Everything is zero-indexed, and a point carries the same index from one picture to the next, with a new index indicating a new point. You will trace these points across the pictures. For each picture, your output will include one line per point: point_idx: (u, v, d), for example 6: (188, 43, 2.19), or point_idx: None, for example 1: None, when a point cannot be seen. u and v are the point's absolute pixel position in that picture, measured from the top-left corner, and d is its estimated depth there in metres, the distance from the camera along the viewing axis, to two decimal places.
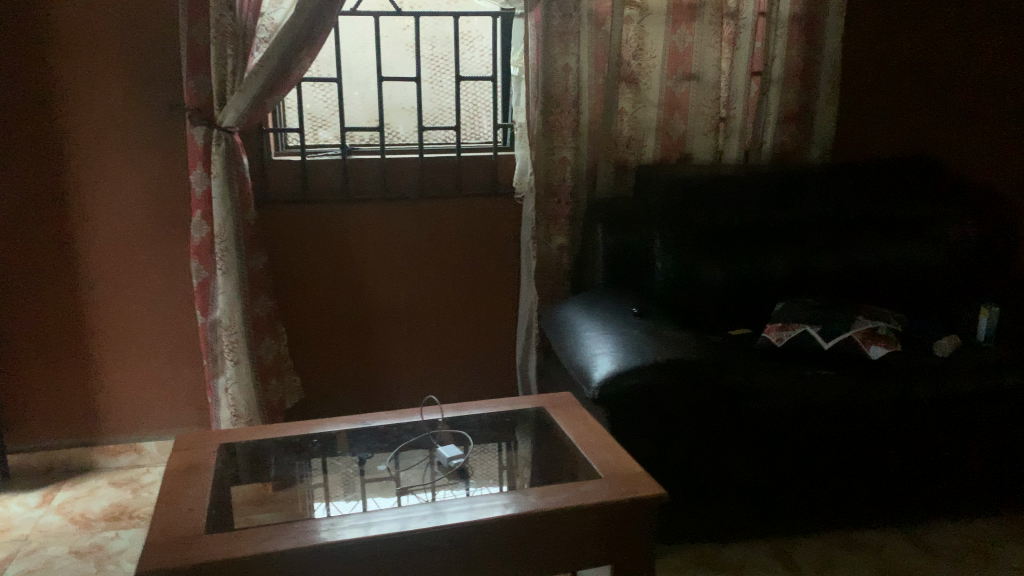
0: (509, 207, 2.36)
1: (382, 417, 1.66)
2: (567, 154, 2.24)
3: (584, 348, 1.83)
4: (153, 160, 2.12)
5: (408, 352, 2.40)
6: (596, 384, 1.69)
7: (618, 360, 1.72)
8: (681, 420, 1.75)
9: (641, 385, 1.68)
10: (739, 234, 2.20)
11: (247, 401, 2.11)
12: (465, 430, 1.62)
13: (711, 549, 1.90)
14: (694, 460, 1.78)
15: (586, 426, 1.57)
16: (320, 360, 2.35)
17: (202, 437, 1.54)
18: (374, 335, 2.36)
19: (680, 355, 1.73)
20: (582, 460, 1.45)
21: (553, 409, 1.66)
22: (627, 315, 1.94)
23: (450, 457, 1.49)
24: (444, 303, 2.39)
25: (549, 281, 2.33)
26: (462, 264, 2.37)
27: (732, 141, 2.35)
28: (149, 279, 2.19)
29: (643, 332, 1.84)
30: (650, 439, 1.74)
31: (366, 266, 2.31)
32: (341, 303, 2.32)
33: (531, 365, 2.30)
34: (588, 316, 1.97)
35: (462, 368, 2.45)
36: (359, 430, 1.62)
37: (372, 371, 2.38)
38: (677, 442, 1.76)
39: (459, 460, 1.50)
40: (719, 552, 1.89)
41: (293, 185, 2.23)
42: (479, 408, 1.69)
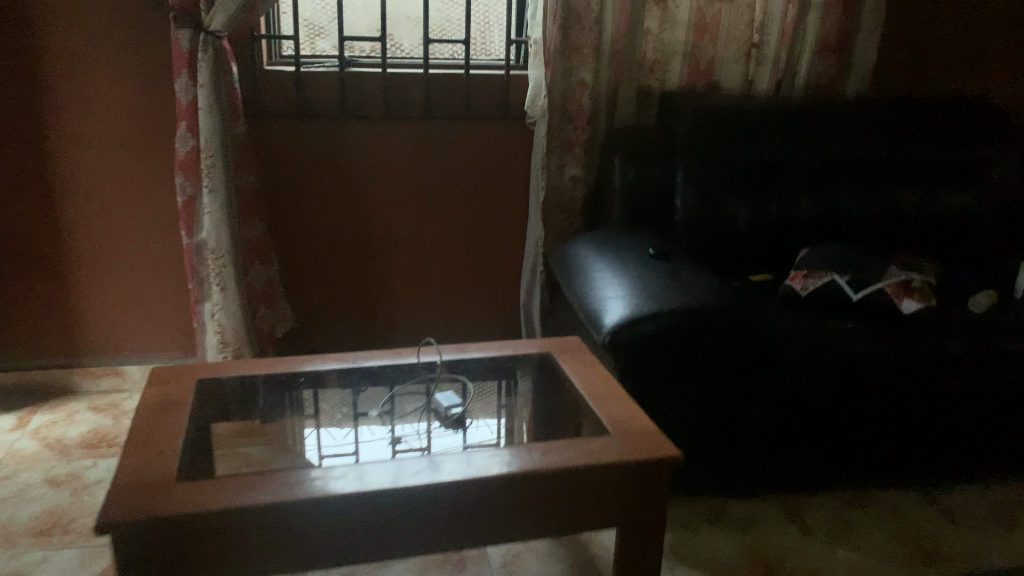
0: (520, 132, 2.19)
1: (375, 353, 1.53)
2: (586, 77, 2.07)
3: (597, 291, 1.71)
4: (133, 64, 1.94)
5: (407, 283, 2.27)
6: (607, 329, 1.57)
7: (633, 305, 1.60)
8: (695, 369, 1.64)
9: (657, 332, 1.56)
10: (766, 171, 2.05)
11: (234, 329, 1.99)
12: (465, 375, 1.51)
13: (718, 502, 1.81)
14: (708, 412, 1.68)
15: (596, 373, 1.46)
16: (315, 288, 2.23)
17: (181, 370, 1.42)
18: (371, 265, 2.23)
19: (700, 302, 1.61)
20: (591, 413, 1.34)
21: (562, 353, 1.54)
22: (643, 255, 1.81)
23: (449, 405, 1.38)
24: (447, 234, 2.25)
25: (560, 212, 2.19)
26: (467, 192, 2.22)
27: (764, 70, 2.18)
28: (132, 194, 2.03)
29: (660, 275, 1.71)
30: (662, 389, 1.64)
31: (365, 191, 2.16)
32: (339, 229, 2.18)
33: (535, 302, 2.20)
34: (602, 256, 1.84)
35: (464, 302, 2.32)
36: (349, 369, 1.47)
37: (370, 302, 2.26)
38: (690, 393, 1.65)
39: (457, 409, 1.38)
40: (727, 505, 1.80)
41: (288, 99, 2.04)
42: (482, 350, 1.56)
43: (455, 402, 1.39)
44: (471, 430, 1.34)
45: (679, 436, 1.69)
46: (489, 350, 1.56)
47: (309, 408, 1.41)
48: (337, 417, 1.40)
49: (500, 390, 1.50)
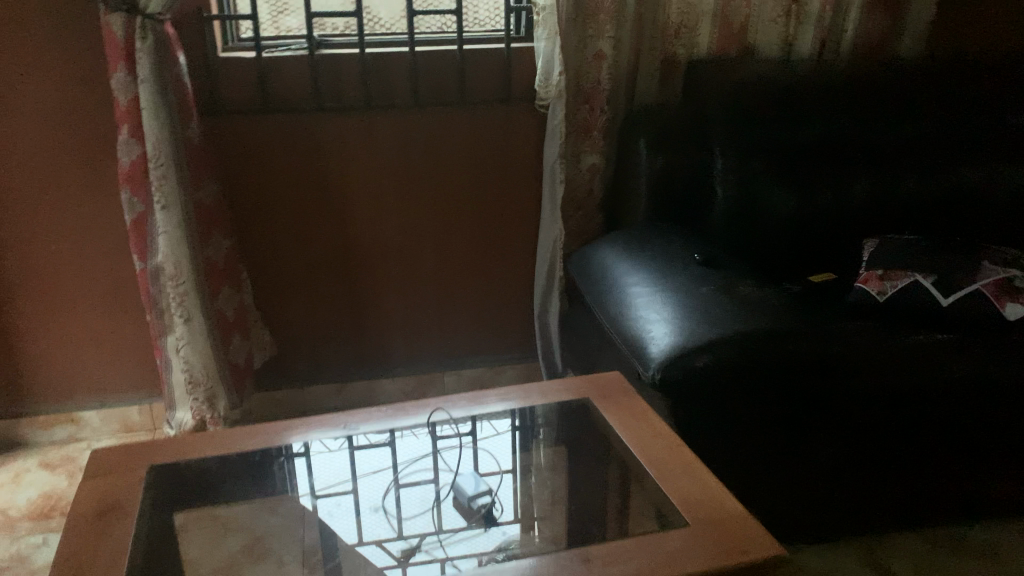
0: (526, 117, 1.87)
1: (372, 412, 1.22)
2: (604, 47, 1.74)
3: (635, 310, 1.42)
4: (58, 55, 1.59)
5: (401, 300, 1.97)
6: (654, 364, 1.28)
7: (686, 333, 1.30)
8: (760, 411, 1.34)
9: (717, 367, 1.27)
10: (818, 152, 1.74)
11: (203, 366, 1.72)
12: (486, 443, 1.22)
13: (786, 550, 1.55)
14: (779, 454, 1.39)
15: (648, 426, 1.16)
16: (297, 310, 1.92)
17: (130, 455, 1.11)
18: (359, 280, 1.92)
19: (765, 325, 1.31)
20: (654, 487, 1.05)
21: (604, 398, 1.24)
22: (685, 262, 1.51)
23: (474, 494, 1.13)
24: (445, 240, 1.94)
25: (576, 209, 1.89)
26: (467, 189, 1.91)
27: (807, 29, 1.86)
28: (72, 213, 1.70)
29: (713, 289, 1.41)
30: (721, 435, 1.35)
31: (347, 195, 1.84)
32: (319, 241, 1.86)
33: (552, 314, 1.92)
34: (638, 265, 1.54)
35: (468, 316, 2.03)
36: (341, 441, 1.16)
37: (362, 322, 1.96)
38: (753, 436, 1.37)
39: (485, 499, 1.12)
40: (797, 554, 1.54)
41: (250, 91, 1.71)
42: (501, 399, 1.25)
43: (484, 487, 1.15)
44: (501, 526, 1.08)
45: (739, 483, 1.41)
46: (512, 397, 1.25)
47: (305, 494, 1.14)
48: (332, 506, 1.13)
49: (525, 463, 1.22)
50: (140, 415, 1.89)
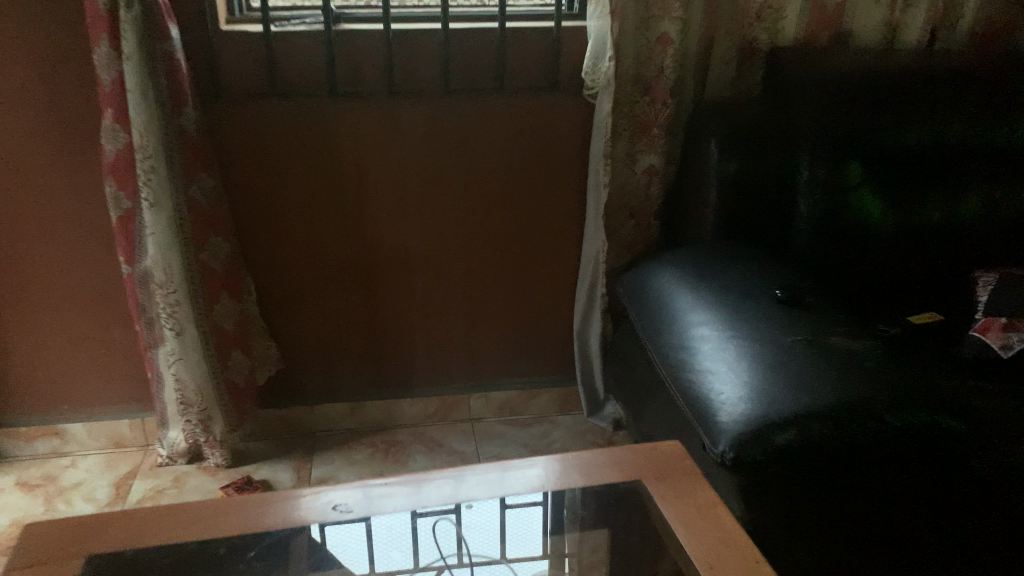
0: (575, 109, 1.60)
1: (374, 485, 0.99)
2: (671, 30, 1.46)
3: (699, 361, 1.16)
4: (29, 25, 1.35)
5: (424, 313, 1.73)
6: (725, 438, 1.03)
7: (767, 402, 1.04)
8: (851, 495, 1.09)
9: (804, 446, 1.01)
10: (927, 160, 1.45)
11: (197, 386, 1.53)
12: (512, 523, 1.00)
13: None
14: (864, 538, 1.15)
15: (718, 530, 0.92)
16: (308, 321, 1.69)
17: (68, 539, 0.90)
18: (377, 290, 1.69)
19: (866, 394, 1.05)
20: None
21: (662, 482, 0.99)
22: (763, 300, 1.24)
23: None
24: (477, 247, 1.69)
25: (629, 217, 1.63)
26: (504, 190, 1.65)
27: (916, 13, 1.56)
28: (50, 209, 1.49)
29: (799, 339, 1.15)
30: (801, 521, 1.10)
31: (366, 195, 1.60)
32: (334, 244, 1.63)
33: (593, 332, 1.67)
34: (704, 299, 1.28)
35: (500, 331, 1.79)
36: (341, 529, 0.94)
37: (381, 335, 1.73)
38: (840, 522, 1.12)
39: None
40: None
41: (255, 71, 1.46)
42: (541, 473, 1.01)
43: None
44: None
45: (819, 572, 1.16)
46: (543, 471, 1.01)
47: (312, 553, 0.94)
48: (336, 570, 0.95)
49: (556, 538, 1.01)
50: (129, 430, 1.69)
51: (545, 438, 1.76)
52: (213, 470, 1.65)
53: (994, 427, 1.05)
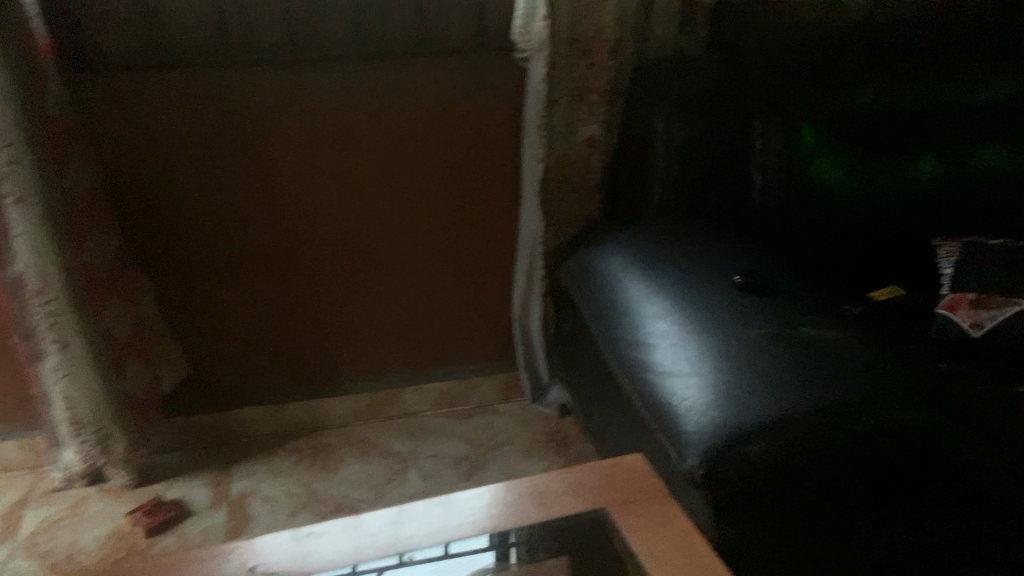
0: (505, 75, 1.45)
1: (305, 535, 0.86)
2: None
3: (658, 362, 1.05)
4: None
5: (348, 304, 1.58)
6: (695, 452, 0.93)
7: (734, 408, 0.95)
8: (835, 511, 0.98)
9: (778, 457, 0.92)
10: (896, 126, 1.32)
11: (91, 402, 1.35)
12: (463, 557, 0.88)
13: None
14: (852, 550, 1.04)
15: (695, 564, 0.82)
16: (218, 320, 1.52)
17: None
18: (294, 282, 1.52)
19: (840, 395, 0.96)
20: None
21: (627, 508, 0.89)
22: (722, 289, 1.14)
23: None
24: (404, 231, 1.54)
25: (568, 191, 1.50)
26: (429, 166, 1.49)
27: None
28: None
29: (765, 334, 1.05)
30: (782, 544, 0.99)
31: (276, 179, 1.42)
32: (242, 235, 1.45)
33: (534, 316, 1.55)
34: (659, 286, 1.16)
35: (432, 318, 1.65)
36: None
37: (301, 331, 1.57)
38: (822, 540, 1.01)
39: None
40: None
41: (133, 41, 1.24)
42: (491, 509, 0.89)
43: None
44: None
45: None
46: (493, 503, 0.89)
47: None
48: None
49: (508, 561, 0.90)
50: (17, 452, 1.50)
51: (488, 430, 1.62)
52: (117, 491, 1.47)
53: (971, 419, 0.98)
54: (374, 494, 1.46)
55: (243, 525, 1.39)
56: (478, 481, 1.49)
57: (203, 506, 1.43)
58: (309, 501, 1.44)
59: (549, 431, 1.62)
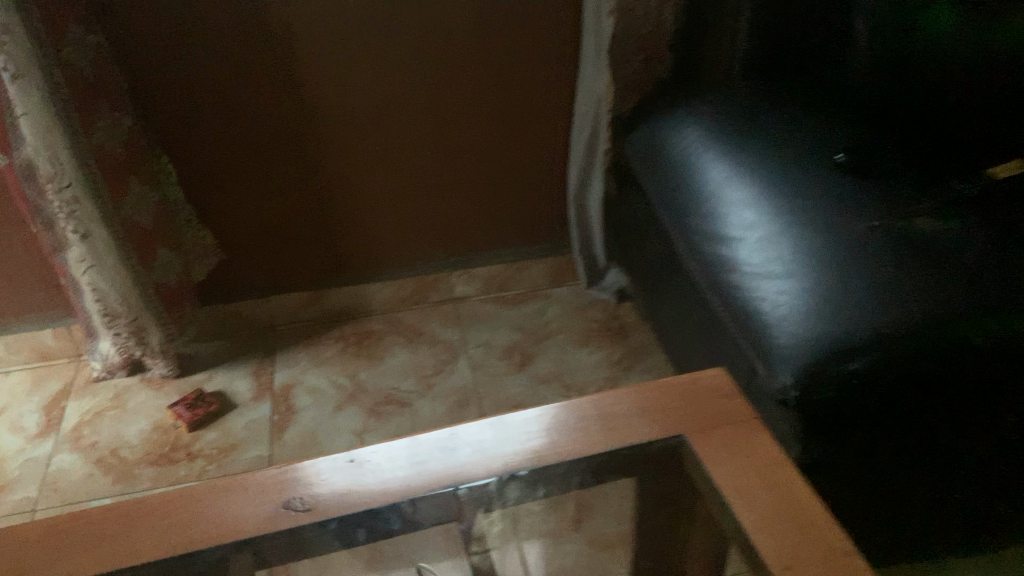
0: None
1: (348, 462, 0.77)
2: None
3: (745, 265, 0.92)
4: None
5: (389, 186, 1.45)
6: (782, 370, 0.81)
7: (837, 322, 0.82)
8: (942, 431, 0.86)
9: (884, 375, 0.80)
10: None
11: (119, 294, 1.26)
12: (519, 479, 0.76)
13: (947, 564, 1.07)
14: (954, 476, 0.91)
15: (789, 504, 0.70)
16: (251, 205, 1.41)
17: None
18: (330, 163, 1.39)
19: (963, 307, 0.82)
20: None
21: (706, 439, 0.78)
22: (821, 177, 0.98)
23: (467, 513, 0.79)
24: (449, 103, 1.37)
25: (634, 53, 1.30)
26: (477, 27, 1.30)
27: None
28: None
29: (872, 232, 0.90)
30: (877, 470, 0.89)
31: (304, 48, 1.26)
32: (271, 113, 1.31)
33: (593, 197, 1.41)
34: (747, 175, 1.01)
35: (481, 199, 1.51)
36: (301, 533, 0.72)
37: (340, 216, 1.46)
38: (924, 467, 0.90)
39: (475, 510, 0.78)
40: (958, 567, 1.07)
41: None
42: (551, 435, 0.78)
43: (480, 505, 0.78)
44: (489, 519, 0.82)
45: (887, 518, 0.95)
46: (555, 428, 0.79)
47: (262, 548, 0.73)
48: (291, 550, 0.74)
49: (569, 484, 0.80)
50: (53, 342, 1.44)
51: (541, 319, 1.51)
52: (158, 383, 1.41)
53: None
54: (422, 386, 1.38)
55: (287, 419, 1.33)
56: (531, 373, 1.40)
57: (246, 400, 1.37)
58: (355, 395, 1.37)
59: (605, 318, 1.50)
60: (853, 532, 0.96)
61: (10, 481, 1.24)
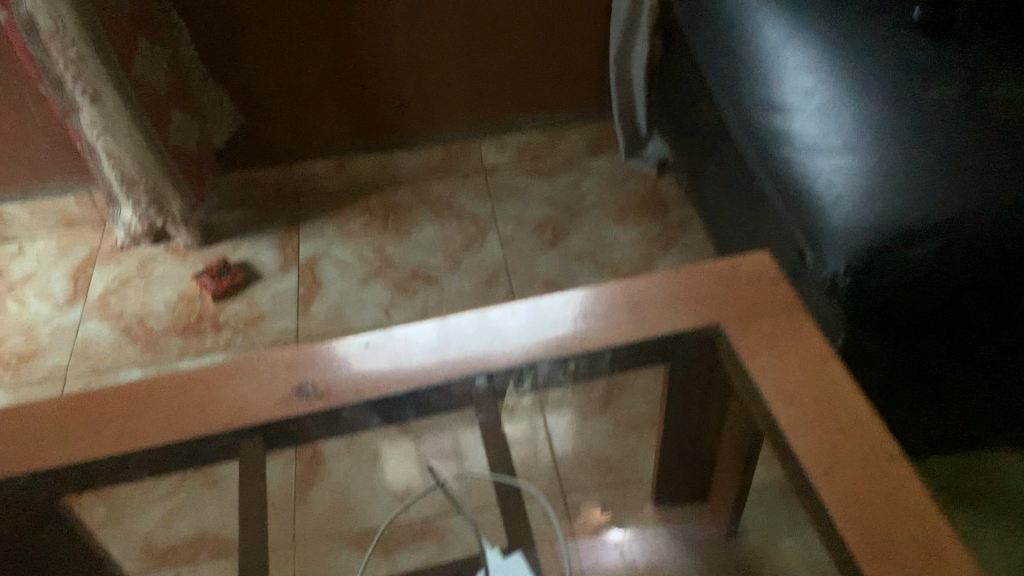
0: None
1: (364, 345, 0.73)
2: None
3: (801, 137, 0.82)
4: None
5: (416, 46, 1.34)
6: (834, 255, 0.74)
7: (902, 203, 0.73)
8: (1007, 323, 0.79)
9: (945, 263, 0.72)
10: None
11: (135, 161, 1.21)
12: (543, 359, 0.72)
13: (998, 454, 1.03)
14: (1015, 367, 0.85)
15: (833, 403, 0.65)
16: (269, 64, 1.32)
17: None
18: (350, 21, 1.28)
19: None
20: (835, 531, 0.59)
21: (747, 328, 0.72)
22: (895, 37, 0.87)
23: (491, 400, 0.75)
24: None
25: None
26: None
27: None
28: None
29: (951, 101, 0.79)
30: (927, 364, 0.83)
31: None
32: None
33: (637, 56, 1.29)
34: (810, 33, 0.89)
35: (515, 60, 1.40)
36: (315, 416, 0.70)
37: (364, 77, 1.37)
38: (978, 363, 0.84)
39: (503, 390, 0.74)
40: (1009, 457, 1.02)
41: None
42: (577, 323, 0.73)
43: (509, 387, 0.74)
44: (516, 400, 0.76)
45: (937, 412, 0.90)
46: (585, 315, 0.74)
47: (278, 433, 0.71)
48: (306, 433, 0.72)
49: (601, 371, 0.75)
50: (76, 210, 1.41)
51: (576, 192, 1.44)
52: (182, 252, 1.39)
53: None
54: (450, 261, 1.33)
55: (313, 292, 1.30)
56: (563, 250, 1.34)
57: (271, 271, 1.34)
58: (381, 268, 1.33)
59: (644, 191, 1.42)
60: (895, 426, 0.91)
61: (41, 348, 1.24)
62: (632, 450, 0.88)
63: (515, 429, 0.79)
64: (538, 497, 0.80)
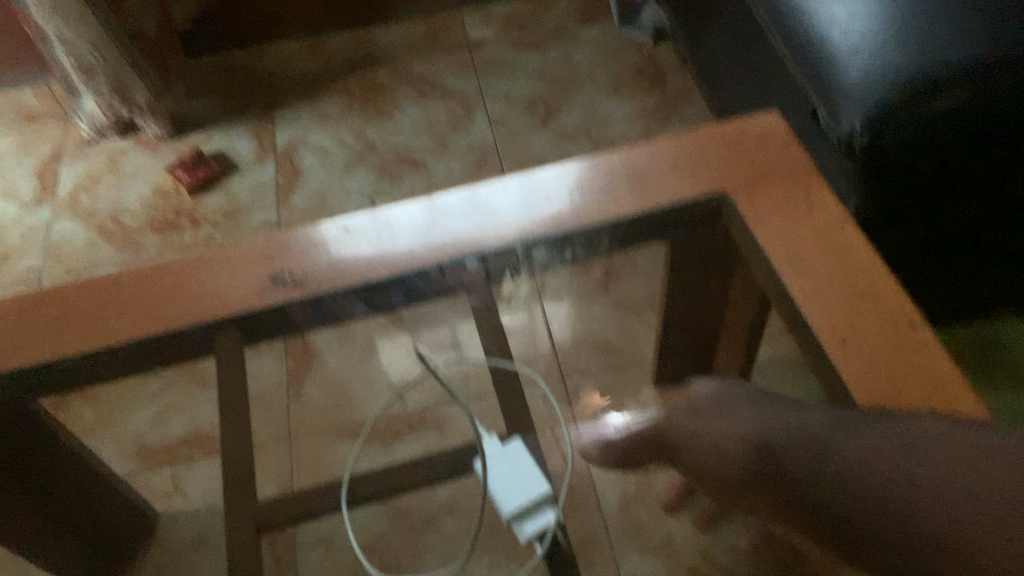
0: None
1: (343, 229, 0.67)
2: None
3: None
4: None
5: None
6: (849, 112, 0.67)
7: (925, 49, 0.66)
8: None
9: (971, 112, 0.66)
10: None
11: (90, 45, 1.13)
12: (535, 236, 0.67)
13: None
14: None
15: (849, 271, 0.60)
16: None
17: None
18: None
19: None
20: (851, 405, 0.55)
21: (756, 195, 0.66)
22: None
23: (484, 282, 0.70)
24: None
25: None
26: None
27: None
28: None
29: None
30: (947, 225, 0.77)
31: None
32: None
33: None
34: None
35: None
36: (295, 305, 0.65)
37: None
38: (1002, 222, 0.78)
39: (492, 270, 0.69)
40: None
41: None
42: (574, 198, 0.68)
43: (500, 268, 0.69)
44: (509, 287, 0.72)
45: (951, 278, 0.85)
46: (580, 188, 0.68)
47: (257, 324, 0.66)
48: (288, 323, 0.68)
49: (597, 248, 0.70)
50: (36, 102, 1.33)
51: (568, 64, 1.35)
52: (153, 144, 1.31)
53: None
54: (436, 144, 1.26)
55: (294, 181, 1.24)
56: (556, 127, 1.26)
57: (248, 161, 1.27)
58: (364, 154, 1.26)
59: (640, 62, 1.33)
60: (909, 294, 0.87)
61: (13, 250, 1.19)
62: (632, 333, 0.82)
63: (513, 320, 0.74)
64: (537, 382, 0.74)
